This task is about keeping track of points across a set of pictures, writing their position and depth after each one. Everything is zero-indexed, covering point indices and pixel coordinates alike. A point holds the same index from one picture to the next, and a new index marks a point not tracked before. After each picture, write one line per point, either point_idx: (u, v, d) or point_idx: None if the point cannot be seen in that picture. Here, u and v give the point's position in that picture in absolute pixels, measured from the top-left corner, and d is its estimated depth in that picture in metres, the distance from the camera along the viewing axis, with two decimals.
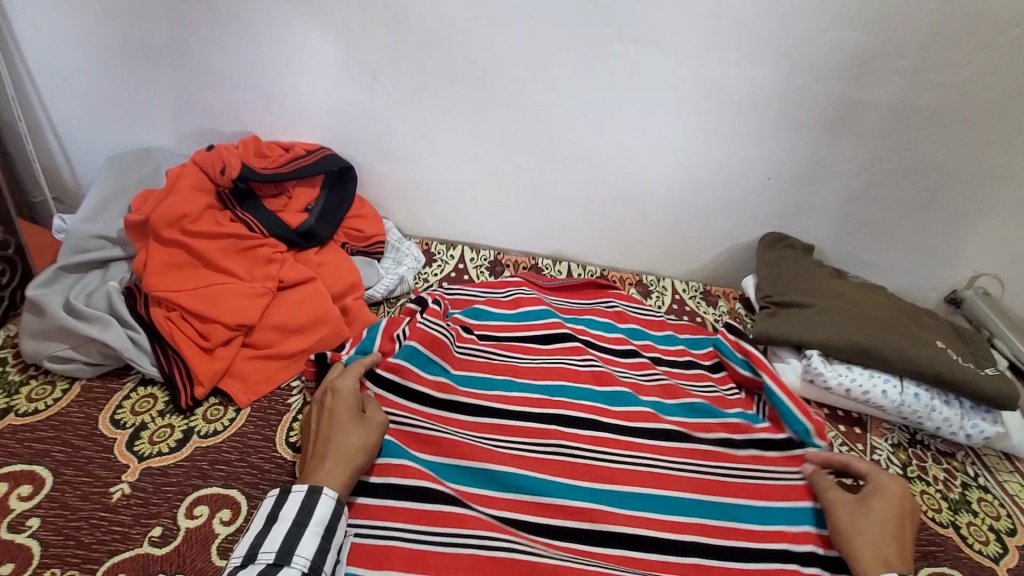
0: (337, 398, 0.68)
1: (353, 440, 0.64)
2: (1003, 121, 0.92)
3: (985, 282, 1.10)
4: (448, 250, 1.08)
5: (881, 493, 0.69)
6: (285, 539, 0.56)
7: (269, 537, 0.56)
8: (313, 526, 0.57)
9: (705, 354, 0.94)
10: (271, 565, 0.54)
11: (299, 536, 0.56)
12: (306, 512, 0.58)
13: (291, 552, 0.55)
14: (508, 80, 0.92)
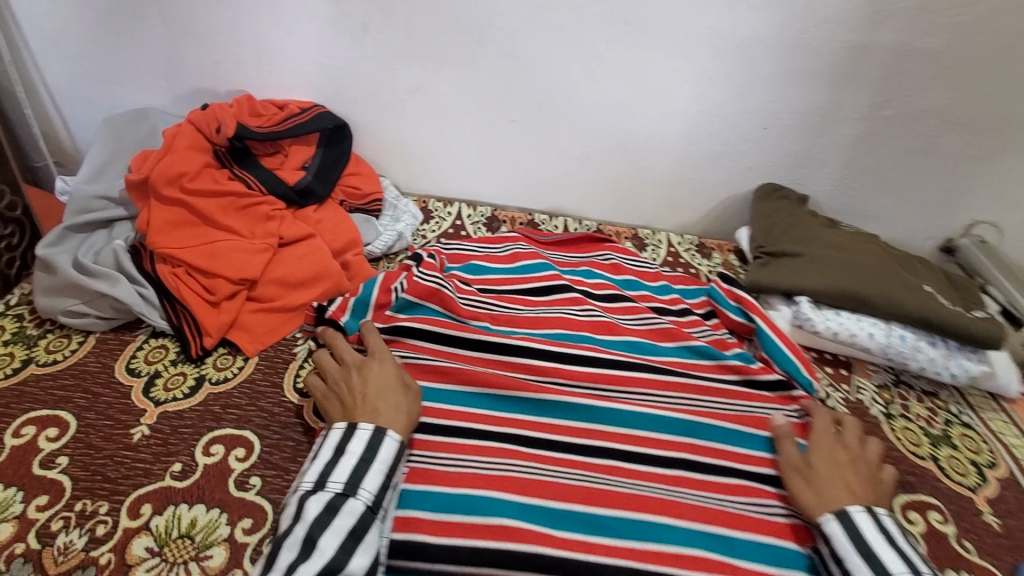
0: (384, 363, 0.68)
1: (406, 402, 0.66)
2: (1005, 64, 0.91)
3: (980, 230, 1.11)
4: (445, 207, 1.10)
5: (817, 441, 0.71)
6: (354, 472, 0.58)
7: (341, 466, 0.58)
8: (378, 464, 0.59)
9: (699, 303, 0.96)
10: (339, 495, 0.56)
11: (365, 471, 0.58)
12: (372, 449, 0.59)
13: (359, 486, 0.57)
14: (501, 30, 0.92)
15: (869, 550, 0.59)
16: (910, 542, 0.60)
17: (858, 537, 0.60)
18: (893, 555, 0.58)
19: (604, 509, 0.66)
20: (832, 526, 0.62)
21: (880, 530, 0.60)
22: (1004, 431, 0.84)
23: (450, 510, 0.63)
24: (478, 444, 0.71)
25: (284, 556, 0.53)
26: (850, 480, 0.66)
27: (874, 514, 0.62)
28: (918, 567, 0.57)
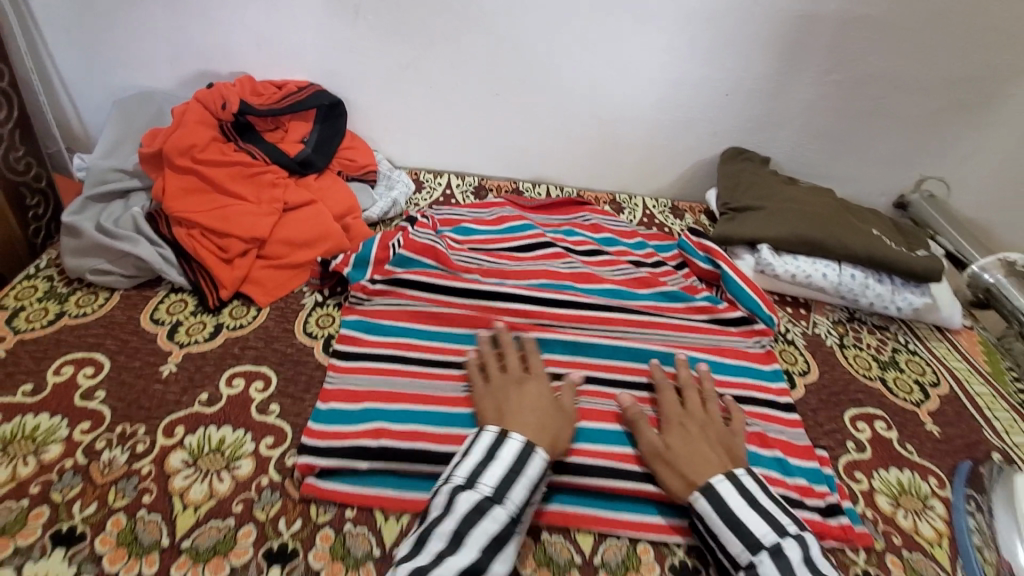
0: (541, 389, 0.70)
1: (560, 426, 0.67)
2: (941, 28, 1.00)
3: (930, 185, 1.20)
4: (435, 178, 1.18)
5: (673, 418, 0.71)
6: (502, 478, 0.58)
7: (490, 470, 0.59)
8: (522, 477, 0.59)
9: (672, 256, 1.04)
10: (487, 499, 0.57)
11: (511, 482, 0.59)
12: (523, 461, 0.60)
13: (506, 494, 0.58)
14: (481, 7, 0.99)
15: (733, 519, 0.59)
16: (771, 497, 0.62)
17: (723, 509, 0.60)
18: (753, 519, 0.59)
19: (588, 423, 0.74)
20: (702, 502, 0.61)
21: (741, 497, 0.61)
22: (947, 356, 0.93)
23: (451, 426, 0.69)
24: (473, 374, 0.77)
25: (431, 543, 0.54)
26: (705, 449, 0.67)
27: (734, 476, 0.63)
28: (779, 522, 0.59)
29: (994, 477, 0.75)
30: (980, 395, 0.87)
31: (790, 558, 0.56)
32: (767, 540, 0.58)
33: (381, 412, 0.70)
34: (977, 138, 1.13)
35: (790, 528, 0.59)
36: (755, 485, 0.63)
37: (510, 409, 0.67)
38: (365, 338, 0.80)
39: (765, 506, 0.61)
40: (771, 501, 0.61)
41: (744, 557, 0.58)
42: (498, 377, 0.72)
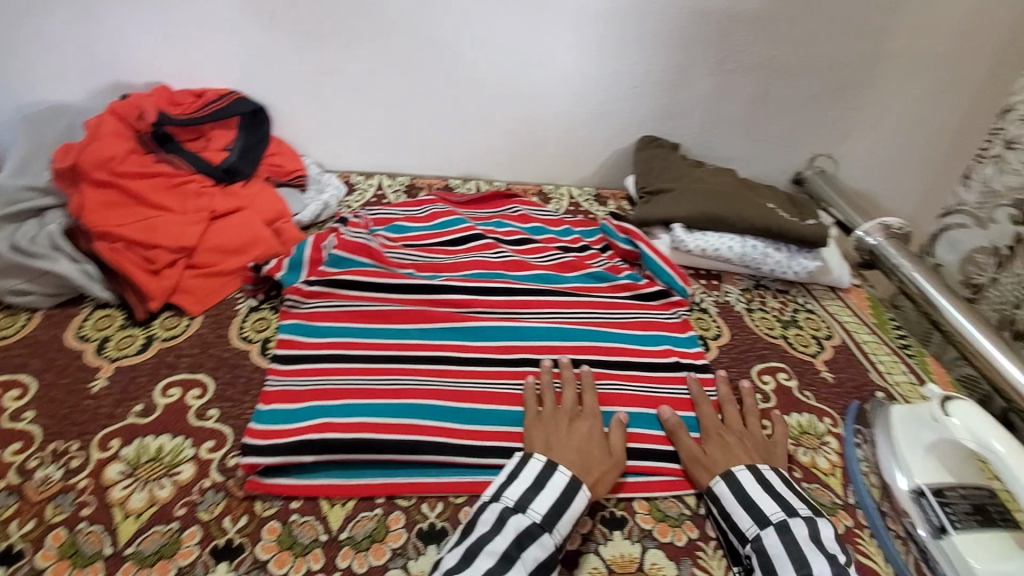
0: (595, 429, 0.73)
1: (606, 465, 0.70)
2: (816, 19, 1.12)
3: (821, 162, 1.34)
4: (366, 179, 1.20)
5: (711, 426, 0.77)
6: (552, 507, 0.62)
7: (540, 497, 0.63)
8: (571, 508, 0.63)
9: (596, 240, 1.11)
10: (537, 525, 0.60)
11: (562, 510, 0.62)
12: (571, 496, 0.64)
13: (554, 523, 0.61)
14: (397, 11, 1.03)
15: (749, 500, 0.66)
16: (790, 488, 0.69)
17: (740, 491, 0.67)
18: (767, 502, 0.65)
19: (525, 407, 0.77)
20: (721, 486, 0.68)
21: (758, 482, 0.68)
22: (839, 312, 1.04)
23: (393, 416, 0.72)
24: (411, 367, 0.79)
25: (483, 559, 0.57)
26: (740, 453, 0.73)
27: (757, 470, 0.70)
28: (791, 505, 0.65)
29: (876, 408, 0.84)
30: (865, 342, 0.99)
31: (794, 533, 0.62)
32: (775, 517, 0.64)
33: (321, 408, 0.72)
34: (856, 117, 1.27)
35: (801, 511, 0.65)
36: (779, 478, 0.70)
37: (559, 444, 0.70)
38: (304, 342, 0.81)
39: (780, 491, 0.67)
40: (789, 489, 0.68)
41: (752, 531, 0.63)
42: (550, 409, 0.75)
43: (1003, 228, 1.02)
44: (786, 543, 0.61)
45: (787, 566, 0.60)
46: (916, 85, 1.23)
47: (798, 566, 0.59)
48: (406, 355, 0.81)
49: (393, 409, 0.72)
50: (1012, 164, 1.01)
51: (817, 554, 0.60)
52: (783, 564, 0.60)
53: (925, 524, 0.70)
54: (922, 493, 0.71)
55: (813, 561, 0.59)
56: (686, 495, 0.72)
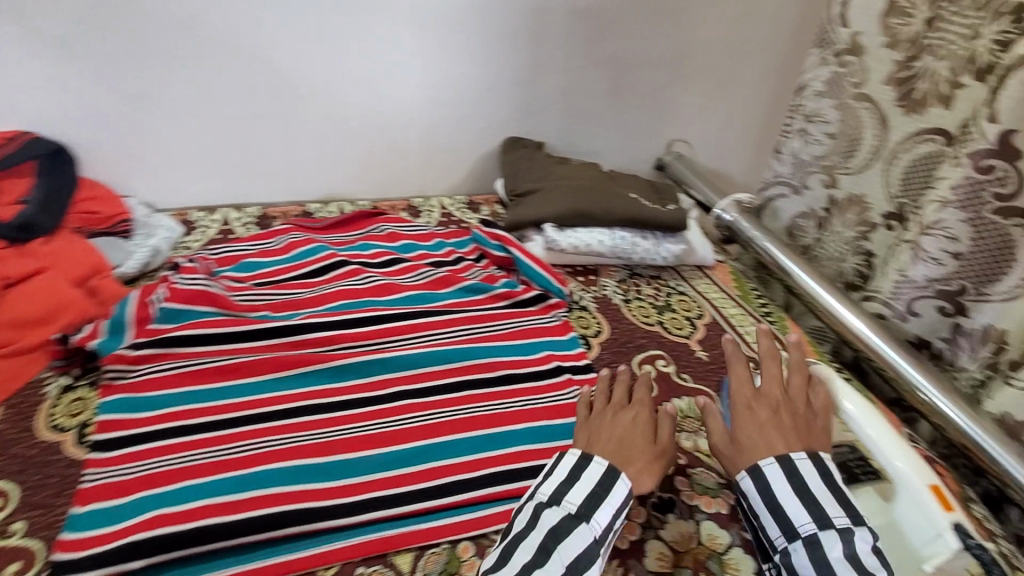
0: (643, 423, 0.69)
1: (649, 460, 0.66)
2: (649, 12, 1.18)
3: (678, 147, 1.40)
4: (208, 215, 1.07)
5: (743, 408, 0.69)
6: (589, 499, 0.59)
7: (575, 488, 0.59)
8: (608, 500, 0.59)
9: (470, 251, 1.07)
10: (573, 517, 0.57)
11: (597, 501, 0.59)
12: (610, 482, 0.60)
13: (592, 514, 0.58)
14: (216, 28, 0.96)
15: (775, 504, 0.61)
16: (832, 489, 0.61)
17: (767, 492, 0.61)
18: (795, 509, 0.60)
19: (401, 446, 0.72)
20: (747, 482, 0.63)
21: (789, 482, 0.61)
22: (708, 291, 1.09)
23: (246, 489, 0.65)
24: (271, 426, 0.72)
25: (521, 550, 0.55)
26: (772, 436, 0.66)
27: (789, 461, 0.63)
28: (825, 513, 0.59)
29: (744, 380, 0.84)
30: (733, 315, 1.04)
31: (826, 548, 0.57)
32: (805, 529, 0.58)
33: (159, 496, 0.63)
34: (701, 101, 1.34)
35: (838, 521, 0.58)
36: (818, 476, 0.62)
37: (600, 437, 0.66)
38: (139, 415, 0.71)
39: (815, 494, 0.60)
40: (827, 493, 0.61)
41: (780, 542, 0.60)
42: (596, 403, 0.72)
43: (816, 193, 1.14)
44: (816, 560, 0.57)
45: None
46: (747, 68, 1.33)
47: None
48: (262, 412, 0.73)
49: (248, 478, 0.66)
50: (814, 136, 1.12)
51: (850, 569, 0.55)
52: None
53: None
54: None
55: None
56: None
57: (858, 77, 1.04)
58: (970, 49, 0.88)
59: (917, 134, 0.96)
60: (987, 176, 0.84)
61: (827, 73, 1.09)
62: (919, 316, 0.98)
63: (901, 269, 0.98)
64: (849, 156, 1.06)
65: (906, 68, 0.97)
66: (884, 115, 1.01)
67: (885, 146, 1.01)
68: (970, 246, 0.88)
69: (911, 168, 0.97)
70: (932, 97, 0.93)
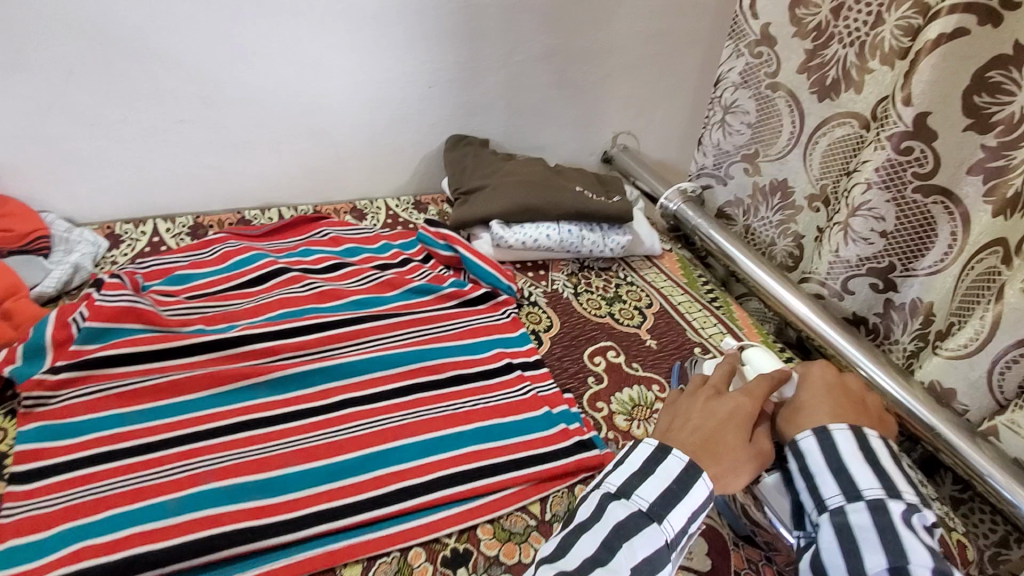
0: (743, 421, 0.61)
1: (738, 464, 0.58)
2: (583, 5, 1.18)
3: (623, 139, 1.42)
4: (136, 227, 1.01)
5: (817, 381, 0.66)
6: (664, 498, 0.54)
7: (648, 483, 0.55)
8: (684, 499, 0.54)
9: (417, 252, 1.06)
10: (643, 515, 0.53)
11: (670, 501, 0.54)
12: (688, 483, 0.55)
13: (666, 515, 0.53)
14: (128, 29, 0.91)
15: (840, 466, 0.57)
16: (898, 466, 0.58)
17: (832, 455, 0.58)
18: (862, 473, 0.56)
19: (349, 455, 0.71)
20: (807, 441, 0.60)
21: (859, 449, 0.58)
22: (656, 280, 1.10)
23: (180, 512, 0.62)
24: (210, 444, 0.69)
25: (584, 543, 0.51)
26: (837, 404, 0.63)
27: (864, 437, 0.59)
28: (895, 486, 0.55)
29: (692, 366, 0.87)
30: (681, 303, 1.05)
31: (891, 515, 0.53)
32: (870, 493, 0.54)
33: (86, 526, 0.60)
34: (643, 94, 1.36)
35: (907, 495, 0.54)
36: (887, 453, 0.58)
37: (687, 425, 0.61)
38: (61, 444, 0.67)
39: (885, 466, 0.57)
40: (897, 468, 0.57)
41: (836, 501, 0.55)
42: (693, 392, 0.66)
43: (740, 181, 1.19)
44: (879, 524, 0.52)
45: (876, 551, 0.51)
46: (687, 60, 1.35)
47: (890, 554, 0.51)
48: (199, 430, 0.70)
49: (185, 501, 0.63)
50: (734, 126, 1.16)
51: (917, 545, 0.51)
52: (869, 544, 0.52)
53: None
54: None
55: (913, 552, 0.50)
56: (531, 504, 0.70)
57: (772, 67, 1.07)
58: (874, 36, 0.92)
59: (833, 119, 1.01)
60: (906, 157, 0.88)
61: (741, 64, 1.11)
62: (854, 294, 1.02)
63: (835, 250, 1.01)
64: (770, 144, 1.11)
65: (815, 56, 1.00)
66: (799, 102, 1.05)
67: (801, 133, 1.06)
68: (895, 224, 0.92)
69: (829, 150, 1.02)
70: (844, 83, 0.98)
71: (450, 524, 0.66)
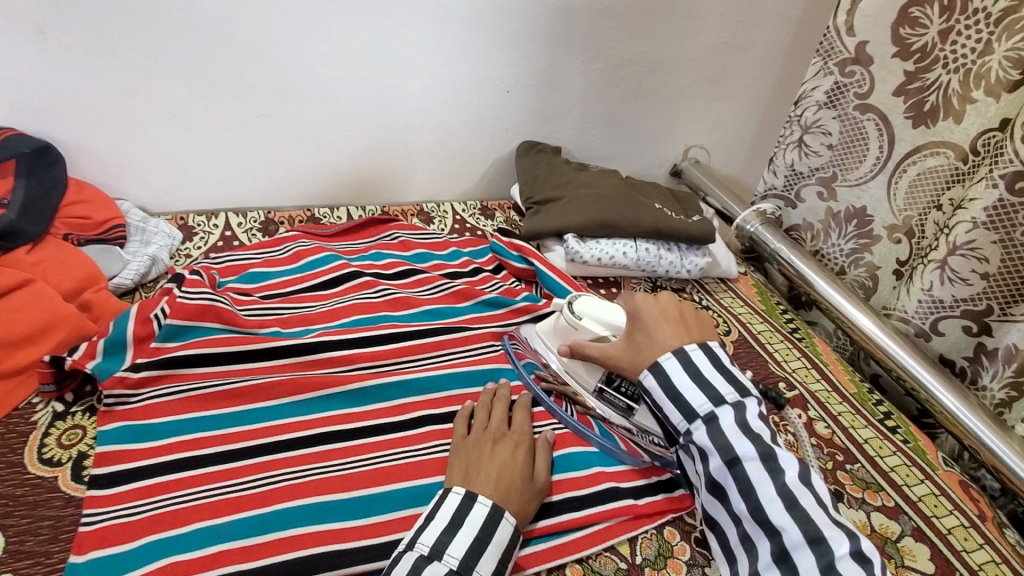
0: (517, 458, 0.66)
1: (527, 496, 0.63)
2: (667, 13, 1.13)
3: (695, 153, 1.37)
4: (208, 220, 1.00)
5: (647, 315, 0.72)
6: (471, 549, 0.56)
7: (457, 540, 0.57)
8: (490, 546, 0.58)
9: (487, 261, 1.03)
10: (454, 572, 0.55)
11: (478, 552, 0.57)
12: (490, 529, 0.58)
13: (475, 565, 0.56)
14: (215, 17, 0.88)
15: (675, 393, 0.66)
16: (719, 367, 0.67)
17: (666, 383, 0.66)
18: (691, 392, 0.65)
19: (432, 477, 0.67)
20: (648, 380, 0.67)
21: (686, 370, 0.66)
22: (732, 304, 1.06)
23: (264, 531, 0.58)
24: (290, 456, 0.66)
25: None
26: (661, 338, 0.70)
27: (686, 354, 0.67)
28: (717, 392, 0.65)
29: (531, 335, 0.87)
30: (761, 332, 1.00)
31: (721, 422, 0.63)
32: (702, 409, 0.64)
33: (169, 541, 0.56)
34: (719, 107, 1.31)
35: (729, 397, 0.64)
36: (709, 360, 0.67)
37: (479, 474, 0.64)
38: (141, 447, 0.64)
39: (707, 376, 0.66)
40: (717, 372, 0.66)
41: (682, 425, 0.65)
42: (476, 433, 0.69)
43: (812, 206, 1.14)
44: (712, 434, 0.63)
45: (716, 458, 0.62)
46: (768, 74, 1.30)
47: (724, 453, 0.62)
48: (281, 440, 0.67)
49: (270, 517, 0.60)
50: (812, 147, 1.10)
51: (742, 437, 0.62)
52: (712, 453, 0.63)
53: (617, 411, 0.77)
54: (603, 389, 0.77)
55: (737, 446, 0.61)
56: (619, 544, 0.66)
57: (864, 87, 1.00)
58: (981, 65, 0.85)
59: (926, 147, 0.94)
60: (1019, 198, 0.81)
61: (829, 83, 1.04)
62: (943, 335, 0.94)
63: (926, 288, 0.94)
64: (849, 169, 1.05)
65: (916, 79, 0.93)
66: (890, 127, 0.98)
67: (887, 160, 0.99)
68: (999, 267, 0.85)
69: (918, 180, 0.96)
70: (944, 111, 0.90)
71: (537, 562, 0.62)
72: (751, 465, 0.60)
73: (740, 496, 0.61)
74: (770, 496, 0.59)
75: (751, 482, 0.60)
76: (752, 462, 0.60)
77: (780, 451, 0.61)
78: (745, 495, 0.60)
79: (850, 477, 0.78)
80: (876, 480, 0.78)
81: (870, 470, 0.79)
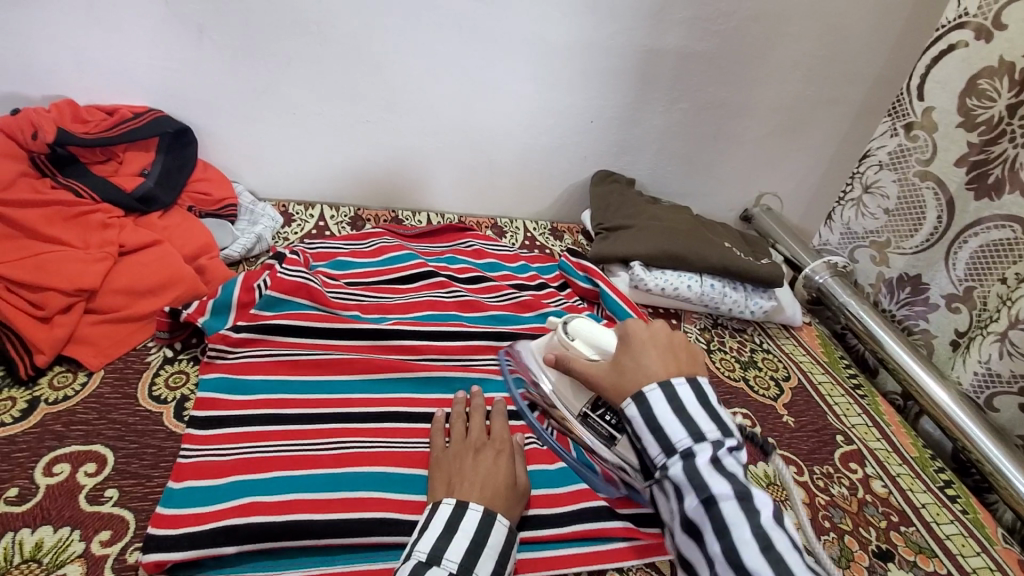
0: (498, 463, 0.65)
1: (512, 500, 0.63)
2: (755, 62, 1.16)
3: (767, 200, 1.39)
4: (306, 210, 1.11)
5: (638, 343, 0.69)
6: (468, 552, 0.56)
7: (455, 544, 0.56)
8: (487, 550, 0.57)
9: (554, 277, 1.08)
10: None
11: (475, 556, 0.56)
12: (485, 531, 0.58)
13: (474, 568, 0.55)
14: (344, 35, 0.99)
15: (655, 424, 0.61)
16: (705, 405, 0.62)
17: (648, 414, 0.62)
18: (673, 425, 0.60)
19: None
20: (631, 410, 0.63)
21: (669, 404, 0.62)
22: (794, 352, 1.05)
23: (336, 489, 0.63)
24: (362, 427, 0.71)
25: None
26: (651, 366, 0.66)
27: (671, 389, 0.63)
28: (699, 428, 0.60)
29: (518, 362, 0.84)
30: (821, 382, 0.99)
31: (698, 460, 0.58)
32: (681, 444, 0.59)
33: (254, 483, 0.62)
34: (795, 157, 1.33)
35: (710, 435, 0.60)
36: (696, 396, 0.63)
37: (461, 484, 0.62)
38: (236, 398, 0.71)
39: (691, 411, 0.61)
40: (701, 410, 0.62)
41: (659, 458, 0.60)
42: (455, 443, 0.68)
43: (866, 267, 1.15)
44: (686, 470, 0.58)
45: (688, 494, 0.57)
46: (850, 129, 1.30)
47: (699, 492, 0.56)
48: (356, 411, 0.73)
49: (340, 478, 0.64)
50: (869, 209, 1.12)
51: (718, 477, 0.57)
52: (685, 488, 0.57)
53: (599, 439, 0.73)
54: (587, 414, 0.74)
55: (713, 484, 0.56)
56: (660, 561, 0.67)
57: (926, 154, 1.00)
58: None
59: (989, 220, 0.92)
60: None
61: (893, 144, 1.05)
62: (999, 411, 0.92)
63: (984, 360, 0.91)
64: (906, 237, 1.06)
65: (982, 151, 0.92)
66: (951, 198, 0.98)
67: (946, 231, 0.99)
68: None
69: (980, 252, 0.94)
70: (1009, 183, 0.89)
71: (583, 563, 0.64)
72: (727, 504, 0.55)
73: (714, 537, 0.55)
74: (747, 539, 0.53)
75: (724, 521, 0.54)
76: (729, 502, 0.55)
77: (756, 492, 0.56)
78: (720, 535, 0.54)
79: (904, 539, 0.75)
80: (930, 546, 0.75)
81: (925, 536, 0.76)
